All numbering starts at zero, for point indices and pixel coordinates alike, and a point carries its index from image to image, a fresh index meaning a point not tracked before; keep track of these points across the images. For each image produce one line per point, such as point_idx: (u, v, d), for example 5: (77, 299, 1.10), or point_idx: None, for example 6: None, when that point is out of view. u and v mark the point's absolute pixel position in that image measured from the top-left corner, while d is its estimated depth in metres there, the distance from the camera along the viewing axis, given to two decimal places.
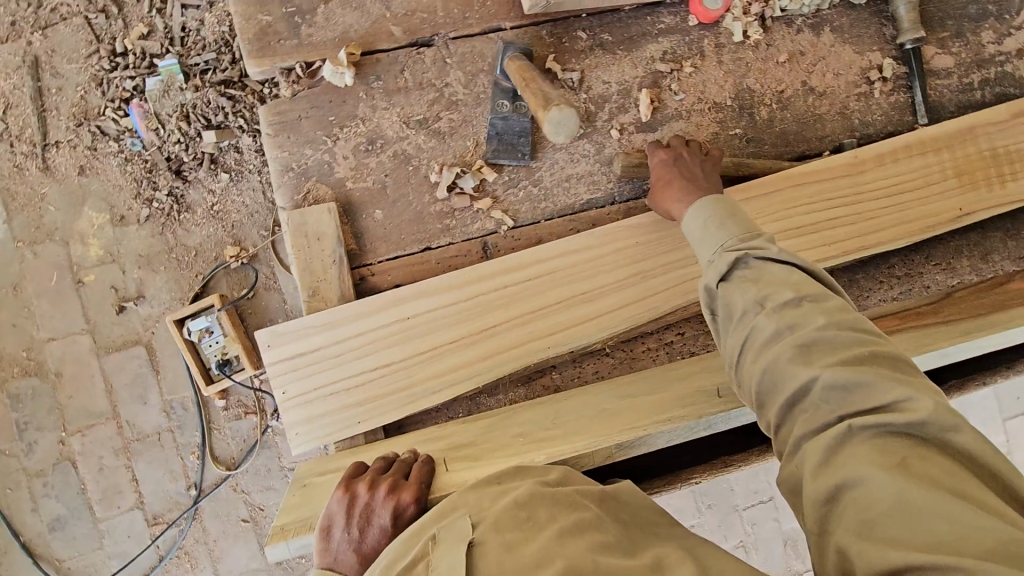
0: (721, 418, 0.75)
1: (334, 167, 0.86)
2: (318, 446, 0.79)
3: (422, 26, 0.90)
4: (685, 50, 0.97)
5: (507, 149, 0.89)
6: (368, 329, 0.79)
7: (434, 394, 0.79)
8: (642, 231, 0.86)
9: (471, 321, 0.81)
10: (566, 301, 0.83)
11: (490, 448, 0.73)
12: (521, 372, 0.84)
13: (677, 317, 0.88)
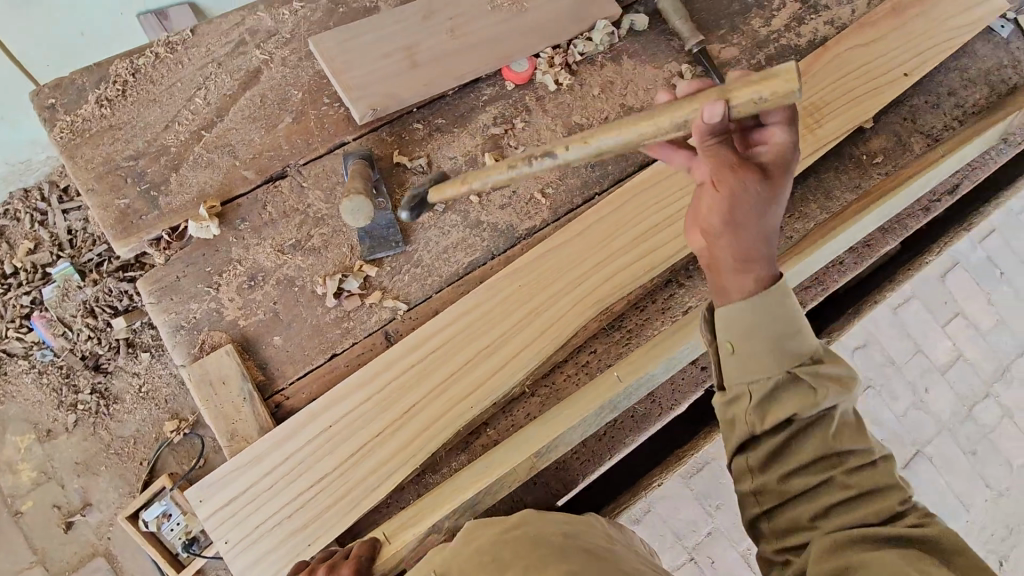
0: (623, 396, 0.87)
1: (223, 311, 0.90)
2: None
3: (272, 163, 0.98)
4: (512, 110, 1.08)
5: (381, 243, 0.95)
6: (293, 451, 0.81)
7: (374, 491, 0.81)
8: (521, 273, 0.91)
9: (389, 410, 0.83)
10: (472, 360, 0.87)
11: (433, 505, 0.79)
12: (455, 439, 0.86)
13: (581, 338, 0.92)
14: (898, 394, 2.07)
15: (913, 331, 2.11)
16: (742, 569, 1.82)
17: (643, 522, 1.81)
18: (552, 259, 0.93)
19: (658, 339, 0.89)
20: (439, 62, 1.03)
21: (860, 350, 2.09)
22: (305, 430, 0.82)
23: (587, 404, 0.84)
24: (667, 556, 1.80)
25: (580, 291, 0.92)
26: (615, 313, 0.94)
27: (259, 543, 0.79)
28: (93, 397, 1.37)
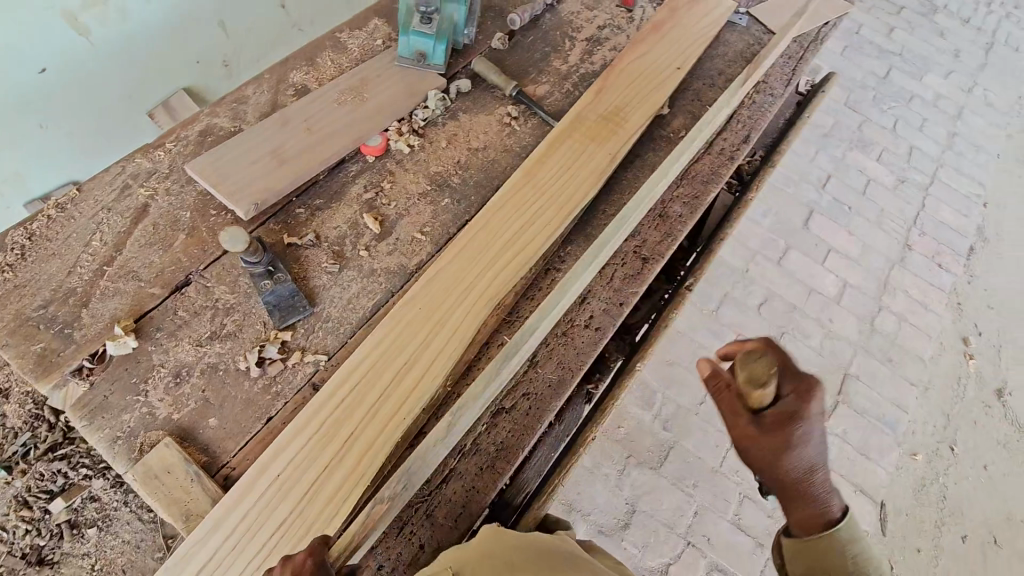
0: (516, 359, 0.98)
1: (155, 413, 0.96)
2: None
3: (175, 275, 1.09)
4: (378, 176, 1.26)
5: (290, 310, 1.06)
6: (248, 509, 0.87)
7: (331, 521, 0.87)
8: (413, 300, 1.03)
9: (326, 447, 0.91)
10: (392, 382, 0.96)
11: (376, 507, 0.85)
12: (395, 452, 0.94)
13: (483, 335, 1.05)
14: (809, 331, 2.33)
15: (800, 275, 2.46)
16: (738, 536, 1.90)
17: (634, 524, 1.89)
18: (441, 278, 1.06)
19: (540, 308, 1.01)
20: (304, 155, 1.21)
21: (765, 305, 2.37)
22: (256, 487, 0.88)
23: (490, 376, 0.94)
24: (665, 548, 1.87)
25: (471, 298, 1.04)
26: (507, 307, 1.08)
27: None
28: None
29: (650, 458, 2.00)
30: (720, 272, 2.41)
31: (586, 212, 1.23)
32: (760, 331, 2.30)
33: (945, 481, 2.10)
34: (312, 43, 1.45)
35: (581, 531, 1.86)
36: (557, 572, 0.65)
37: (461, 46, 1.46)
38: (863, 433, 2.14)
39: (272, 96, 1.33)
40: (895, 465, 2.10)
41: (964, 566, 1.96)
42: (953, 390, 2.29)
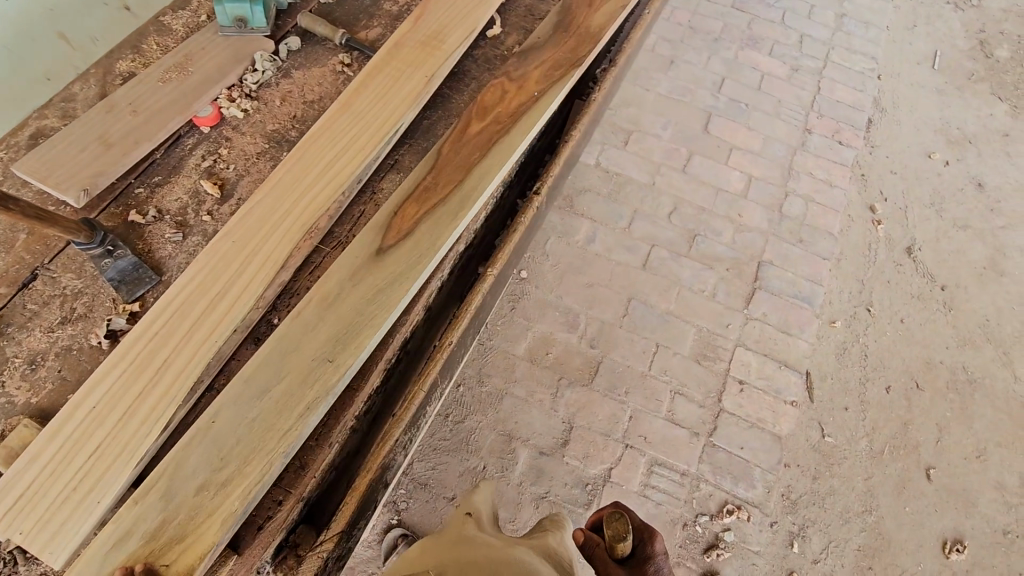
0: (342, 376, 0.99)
1: (14, 399, 0.99)
2: (71, 550, 0.86)
3: (20, 272, 1.11)
4: (214, 144, 1.28)
5: (136, 282, 1.09)
6: (65, 437, 0.92)
7: (144, 438, 0.93)
8: (225, 235, 1.12)
9: (141, 374, 0.98)
10: (207, 307, 1.04)
11: (186, 519, 0.87)
12: (213, 370, 1.01)
13: (299, 258, 1.12)
14: (720, 229, 2.39)
15: (706, 176, 2.52)
16: (674, 430, 1.99)
17: (573, 439, 1.97)
18: (254, 212, 1.15)
19: (345, 298, 1.06)
20: (130, 136, 1.22)
21: (675, 213, 2.42)
22: (77, 414, 0.94)
23: (299, 375, 0.98)
24: (607, 454, 1.95)
25: (284, 226, 1.13)
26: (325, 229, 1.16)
27: (54, 535, 0.86)
28: None
29: (582, 376, 2.07)
30: (627, 189, 2.46)
31: (406, 138, 1.31)
32: (672, 238, 2.36)
33: (865, 340, 2.19)
34: (136, 30, 1.44)
35: (523, 455, 1.93)
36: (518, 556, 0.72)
37: (285, 6, 1.46)
38: (782, 313, 2.22)
39: (100, 88, 1.33)
40: (815, 335, 2.19)
41: (891, 414, 2.06)
42: (863, 256, 2.38)
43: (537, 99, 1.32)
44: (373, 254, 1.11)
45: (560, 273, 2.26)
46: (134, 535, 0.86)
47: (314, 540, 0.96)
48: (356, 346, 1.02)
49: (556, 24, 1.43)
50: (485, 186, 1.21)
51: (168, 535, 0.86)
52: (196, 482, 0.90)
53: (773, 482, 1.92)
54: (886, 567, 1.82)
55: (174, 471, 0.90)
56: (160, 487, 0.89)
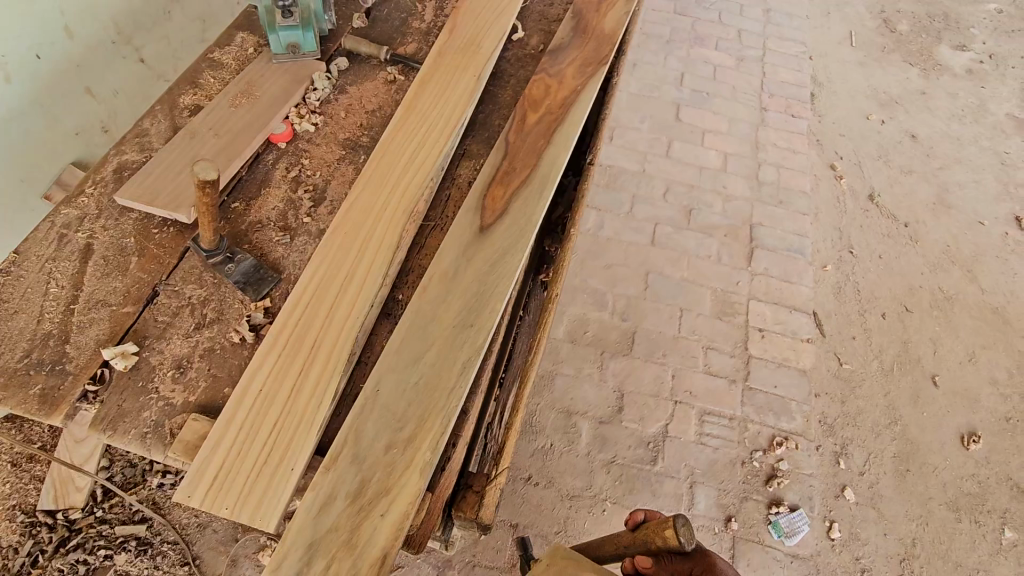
0: (484, 336, 1.09)
1: (172, 401, 1.04)
2: (279, 516, 0.92)
3: (141, 291, 1.15)
4: (294, 156, 1.38)
5: (262, 282, 1.17)
6: (242, 420, 0.99)
7: (317, 409, 1.00)
8: (337, 228, 1.21)
9: (297, 355, 1.05)
10: (341, 290, 1.13)
11: (385, 476, 0.94)
12: (359, 345, 1.09)
13: (408, 240, 1.22)
14: (710, 201, 2.64)
15: (686, 156, 2.78)
16: (713, 380, 2.16)
17: (626, 404, 2.10)
18: (358, 206, 1.24)
19: (466, 272, 1.18)
20: (220, 155, 1.30)
21: (669, 193, 2.64)
22: (247, 399, 1.01)
23: (447, 340, 1.08)
24: (659, 413, 2.09)
25: (389, 214, 1.23)
26: (423, 212, 1.27)
27: (262, 502, 0.92)
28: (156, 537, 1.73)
29: (621, 347, 2.21)
30: (622, 178, 2.67)
31: (467, 130, 1.46)
32: (672, 214, 2.58)
33: (855, 278, 2.46)
34: (188, 68, 1.52)
35: (584, 427, 2.04)
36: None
37: (327, 32, 1.58)
38: (781, 266, 2.46)
39: (170, 122, 1.40)
40: (814, 280, 2.44)
41: (892, 336, 2.32)
42: (836, 208, 2.68)
43: (578, 93, 1.48)
44: (477, 234, 1.23)
45: (580, 259, 2.41)
46: (336, 499, 0.92)
47: (486, 477, 1.04)
48: (489, 311, 1.12)
49: (574, 28, 1.62)
50: (558, 164, 1.35)
51: (372, 491, 0.93)
52: (382, 442, 0.97)
53: (810, 411, 2.12)
54: (921, 466, 2.03)
55: (357, 437, 0.98)
56: (349, 449, 0.97)
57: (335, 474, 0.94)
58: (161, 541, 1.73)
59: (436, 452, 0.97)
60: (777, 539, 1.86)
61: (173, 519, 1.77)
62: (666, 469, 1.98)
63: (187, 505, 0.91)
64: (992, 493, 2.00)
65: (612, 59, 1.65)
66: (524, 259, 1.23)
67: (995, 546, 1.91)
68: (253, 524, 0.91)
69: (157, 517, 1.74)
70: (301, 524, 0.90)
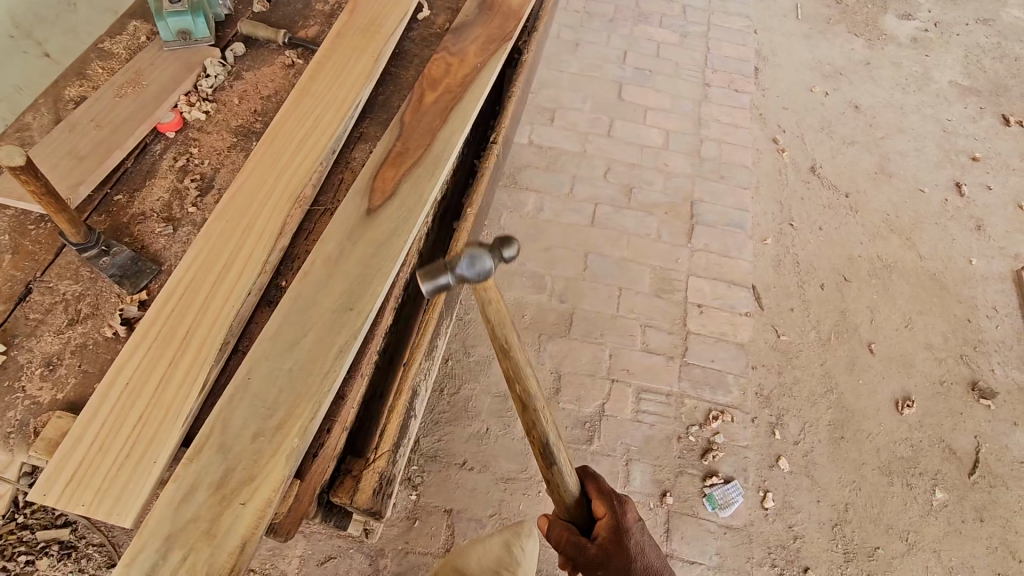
0: (363, 321, 1.07)
1: (39, 400, 1.01)
2: (138, 510, 0.90)
3: (14, 288, 1.12)
4: (183, 145, 1.34)
5: (137, 274, 1.13)
6: (106, 414, 0.96)
7: (185, 400, 0.98)
8: (218, 216, 1.18)
9: (167, 346, 1.02)
10: (215, 279, 1.10)
11: (249, 464, 0.92)
12: (236, 333, 1.07)
13: (292, 226, 1.19)
14: (652, 179, 2.63)
15: (627, 135, 2.76)
16: (651, 357, 2.17)
17: (564, 385, 2.09)
18: (240, 193, 1.21)
19: (348, 255, 1.15)
20: (101, 146, 1.26)
21: (610, 173, 2.63)
22: (111, 393, 0.98)
23: (324, 325, 1.06)
24: (596, 392, 2.09)
25: (272, 200, 1.20)
26: (311, 196, 1.24)
27: (121, 497, 0.90)
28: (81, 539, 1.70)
29: (559, 328, 2.21)
30: (562, 159, 2.65)
31: (365, 113, 1.43)
32: (612, 194, 2.57)
33: (795, 250, 2.47)
34: (77, 59, 1.47)
35: None
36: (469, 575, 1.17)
37: (223, 17, 1.54)
38: (720, 241, 2.47)
39: (54, 114, 1.36)
40: (753, 255, 2.45)
41: (829, 305, 2.33)
42: (777, 182, 2.68)
43: (479, 71, 1.46)
44: (364, 216, 1.21)
45: (518, 242, 2.40)
46: (198, 490, 0.90)
47: (365, 461, 1.06)
48: (370, 294, 1.10)
49: (480, 4, 1.58)
50: (452, 145, 1.33)
51: (235, 480, 0.91)
52: (248, 431, 0.95)
53: (746, 384, 2.13)
54: (855, 433, 2.05)
55: (223, 427, 0.95)
56: (213, 440, 0.94)
57: (197, 464, 0.92)
58: (87, 544, 1.70)
59: (304, 438, 0.95)
60: (711, 511, 1.88)
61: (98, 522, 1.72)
62: (602, 447, 1.98)
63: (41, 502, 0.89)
64: (923, 456, 2.03)
65: (520, 35, 1.62)
66: (412, 241, 1.22)
67: (926, 508, 1.94)
68: (110, 520, 0.89)
69: (81, 521, 1.71)
70: (158, 516, 0.88)
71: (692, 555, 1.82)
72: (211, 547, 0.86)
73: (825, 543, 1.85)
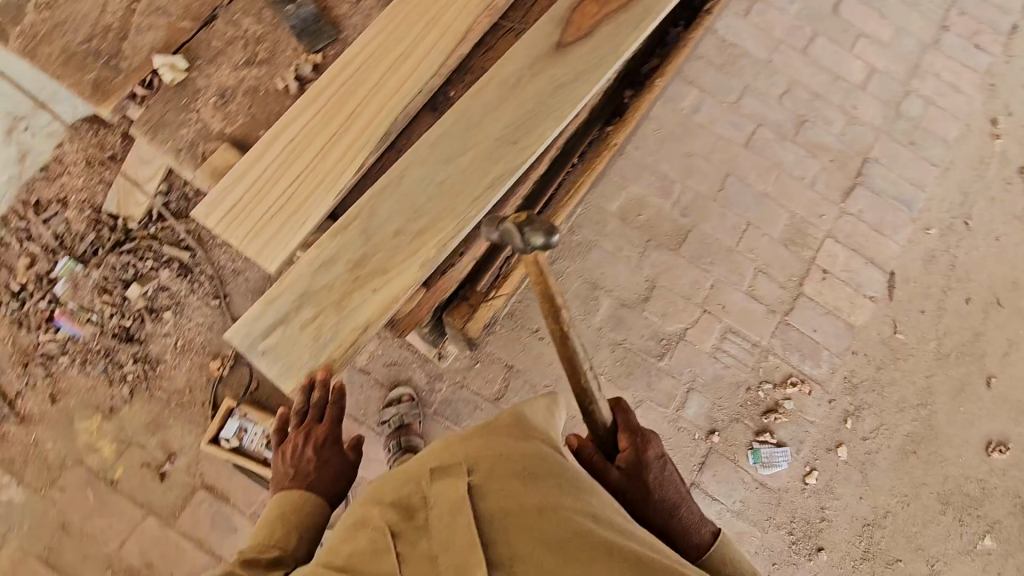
0: (522, 159, 1.02)
1: (210, 127, 1.04)
2: (282, 260, 0.96)
3: (201, 7, 1.09)
4: None
5: (317, 34, 1.09)
6: (268, 162, 0.98)
7: (341, 175, 0.98)
8: None
9: (333, 117, 1.01)
10: (392, 64, 1.04)
11: (385, 255, 0.94)
12: (398, 128, 1.04)
13: (477, 35, 1.09)
14: (832, 119, 2.29)
15: (825, 59, 2.36)
16: (752, 304, 2.06)
17: (654, 297, 2.04)
18: None
19: (526, 86, 1.06)
20: None
21: (787, 96, 2.30)
22: (276, 144, 0.99)
23: (483, 150, 1.01)
24: (683, 315, 2.03)
25: None
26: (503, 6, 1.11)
27: (270, 242, 0.96)
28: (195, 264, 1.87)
29: (670, 241, 2.10)
30: (743, 62, 2.31)
31: None
32: (781, 120, 2.27)
33: (956, 252, 2.18)
34: None
35: (605, 304, 2.02)
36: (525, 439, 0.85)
37: None
38: (877, 213, 2.20)
39: None
40: (907, 240, 2.18)
41: (965, 323, 2.10)
42: (973, 170, 2.29)
43: None
44: (553, 48, 1.09)
45: (662, 139, 2.20)
46: (336, 262, 0.93)
47: (481, 295, 1.13)
48: (537, 135, 1.03)
49: None
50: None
51: (370, 266, 0.93)
52: (392, 226, 0.96)
53: (839, 365, 2.01)
54: (929, 453, 1.95)
55: (369, 215, 0.96)
56: (360, 223, 0.95)
57: (339, 239, 0.94)
58: (198, 273, 1.86)
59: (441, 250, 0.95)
60: (751, 464, 1.89)
61: (212, 258, 1.87)
62: (669, 367, 1.97)
63: (205, 223, 0.96)
64: (989, 501, 1.93)
65: None
66: (594, 92, 1.10)
67: (967, 546, 1.89)
68: (257, 259, 0.95)
69: (199, 251, 1.87)
70: (296, 273, 0.92)
71: (717, 493, 1.87)
72: (338, 318, 0.91)
73: (848, 535, 1.87)
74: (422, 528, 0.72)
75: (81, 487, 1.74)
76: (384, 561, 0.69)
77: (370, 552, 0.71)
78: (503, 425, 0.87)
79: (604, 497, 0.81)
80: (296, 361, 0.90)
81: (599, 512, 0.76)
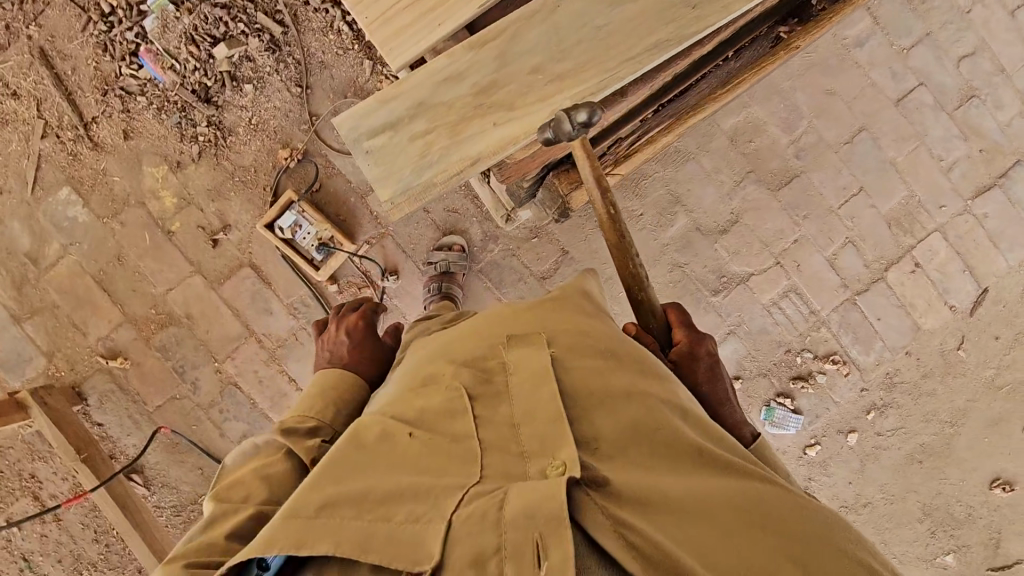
0: (691, 28, 0.97)
1: None
2: (409, 58, 0.98)
3: None
4: None
5: None
6: None
7: None
8: None
9: None
10: None
11: (515, 90, 0.97)
12: None
13: None
14: (1006, 101, 1.97)
15: None
16: (828, 272, 1.95)
17: (732, 232, 1.93)
18: None
19: None
20: None
21: (967, 60, 1.96)
22: None
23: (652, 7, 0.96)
24: (754, 260, 1.93)
25: None
26: None
27: (400, 36, 0.97)
28: (286, 45, 1.76)
29: (772, 180, 1.93)
30: (938, 1, 1.94)
31: None
32: (946, 86, 1.96)
33: None
34: None
35: (680, 222, 1.92)
36: (587, 313, 0.86)
37: None
38: (1004, 223, 1.97)
39: None
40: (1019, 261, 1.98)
41: None
42: None
43: None
44: None
45: (809, 63, 1.92)
46: (463, 82, 0.97)
47: None
48: (721, 6, 0.97)
49: None
50: None
51: (494, 97, 0.98)
52: (529, 61, 0.97)
53: (886, 359, 1.95)
54: (933, 467, 1.97)
55: (512, 37, 0.96)
56: (499, 44, 0.96)
57: (474, 59, 0.96)
58: (287, 53, 1.77)
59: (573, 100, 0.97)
60: (762, 418, 1.95)
61: (303, 42, 1.77)
62: (720, 305, 1.93)
63: None
64: (968, 526, 1.98)
65: None
66: None
67: (927, 555, 1.99)
68: (381, 51, 0.97)
69: (292, 30, 1.76)
70: (422, 81, 0.97)
71: None
72: (452, 137, 0.99)
73: None
74: (501, 393, 0.73)
75: (137, 227, 1.81)
76: (461, 422, 0.70)
77: (445, 411, 0.72)
78: (572, 299, 0.88)
79: (681, 389, 0.81)
80: (398, 169, 1.00)
81: (683, 409, 0.76)
